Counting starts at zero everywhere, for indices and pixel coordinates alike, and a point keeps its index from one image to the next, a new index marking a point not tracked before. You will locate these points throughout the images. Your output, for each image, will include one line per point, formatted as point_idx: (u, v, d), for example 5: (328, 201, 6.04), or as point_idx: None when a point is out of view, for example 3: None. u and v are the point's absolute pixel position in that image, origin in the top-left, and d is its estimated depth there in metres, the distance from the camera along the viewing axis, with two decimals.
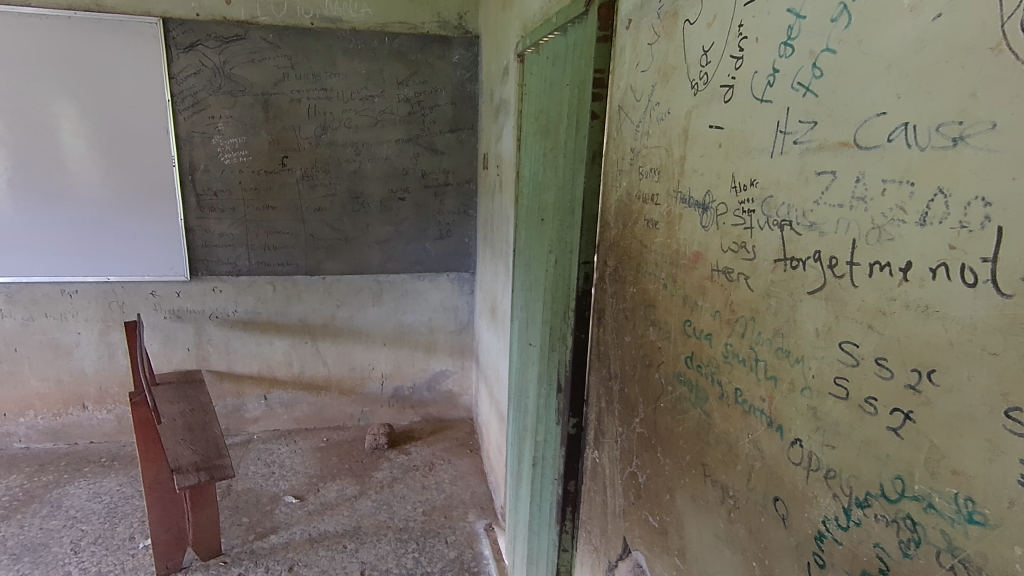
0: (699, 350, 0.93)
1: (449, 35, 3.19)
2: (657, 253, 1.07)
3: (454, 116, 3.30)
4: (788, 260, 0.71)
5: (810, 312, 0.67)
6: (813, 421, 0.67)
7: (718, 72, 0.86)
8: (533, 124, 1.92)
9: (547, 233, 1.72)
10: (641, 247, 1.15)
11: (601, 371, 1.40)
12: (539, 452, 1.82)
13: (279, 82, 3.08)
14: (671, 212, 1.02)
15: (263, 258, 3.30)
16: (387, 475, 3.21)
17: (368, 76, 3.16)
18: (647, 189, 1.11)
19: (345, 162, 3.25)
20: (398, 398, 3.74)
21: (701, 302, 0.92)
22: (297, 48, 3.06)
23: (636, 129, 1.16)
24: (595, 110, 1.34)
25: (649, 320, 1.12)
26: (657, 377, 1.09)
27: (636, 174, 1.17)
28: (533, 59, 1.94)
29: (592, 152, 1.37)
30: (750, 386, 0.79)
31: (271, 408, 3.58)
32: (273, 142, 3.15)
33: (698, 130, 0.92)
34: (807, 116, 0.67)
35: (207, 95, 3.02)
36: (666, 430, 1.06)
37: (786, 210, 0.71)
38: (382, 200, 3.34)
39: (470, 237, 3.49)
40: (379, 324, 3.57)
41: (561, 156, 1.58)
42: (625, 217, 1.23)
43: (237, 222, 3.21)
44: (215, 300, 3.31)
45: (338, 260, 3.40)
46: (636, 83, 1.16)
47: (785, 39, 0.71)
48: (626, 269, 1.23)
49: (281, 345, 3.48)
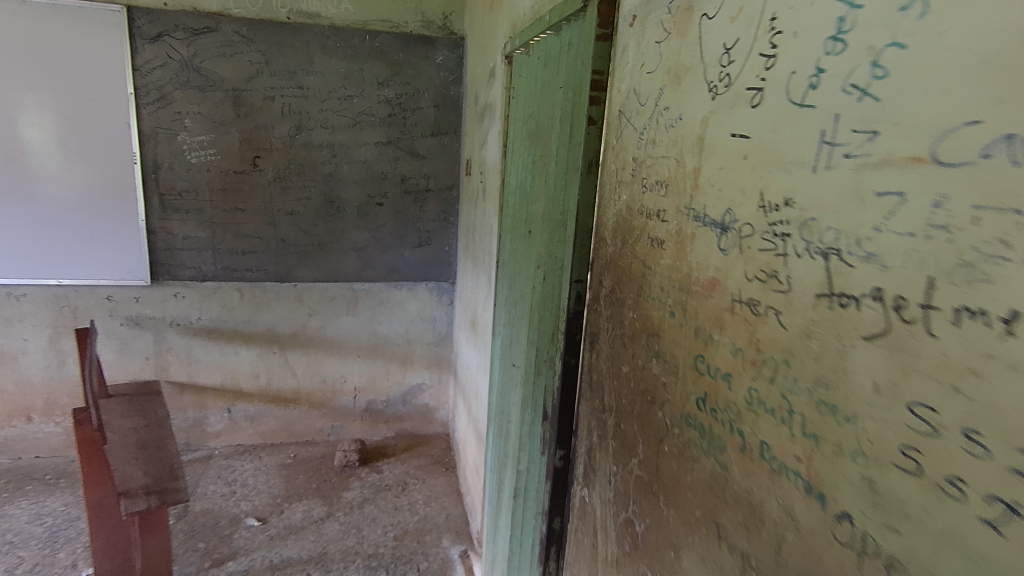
0: (714, 391, 0.81)
1: (433, 35, 3.06)
2: (663, 276, 0.96)
3: (437, 120, 3.16)
4: (835, 295, 0.59)
5: (866, 362, 0.55)
6: (870, 495, 0.55)
7: (744, 73, 0.74)
8: (521, 129, 1.81)
9: (535, 247, 1.60)
10: (645, 268, 1.03)
11: (592, 401, 1.28)
12: (520, 482, 1.69)
13: (252, 78, 2.92)
14: (680, 231, 0.90)
15: (230, 264, 3.12)
16: (357, 495, 3.05)
17: (347, 75, 3.01)
18: (652, 204, 1.00)
19: (320, 164, 3.09)
20: (371, 413, 3.57)
21: (719, 337, 0.80)
22: (273, 42, 2.90)
23: (640, 136, 1.04)
24: (592, 116, 1.23)
25: (651, 350, 1.00)
26: (661, 416, 0.97)
27: (639, 186, 1.05)
28: (522, 61, 1.83)
29: (588, 161, 1.25)
30: (782, 442, 0.67)
31: (235, 422, 3.40)
32: (243, 141, 2.98)
33: (716, 140, 0.80)
34: (864, 124, 0.56)
35: (173, 89, 2.84)
36: (671, 477, 0.94)
37: (833, 236, 0.59)
38: (359, 205, 3.19)
39: (450, 245, 3.35)
40: (352, 335, 3.41)
41: (552, 165, 1.47)
42: (624, 234, 1.11)
43: (203, 224, 3.04)
44: (177, 306, 3.13)
45: (311, 268, 3.23)
46: (639, 85, 1.05)
47: (833, 32, 0.60)
48: (625, 291, 1.11)
49: (248, 355, 3.31)
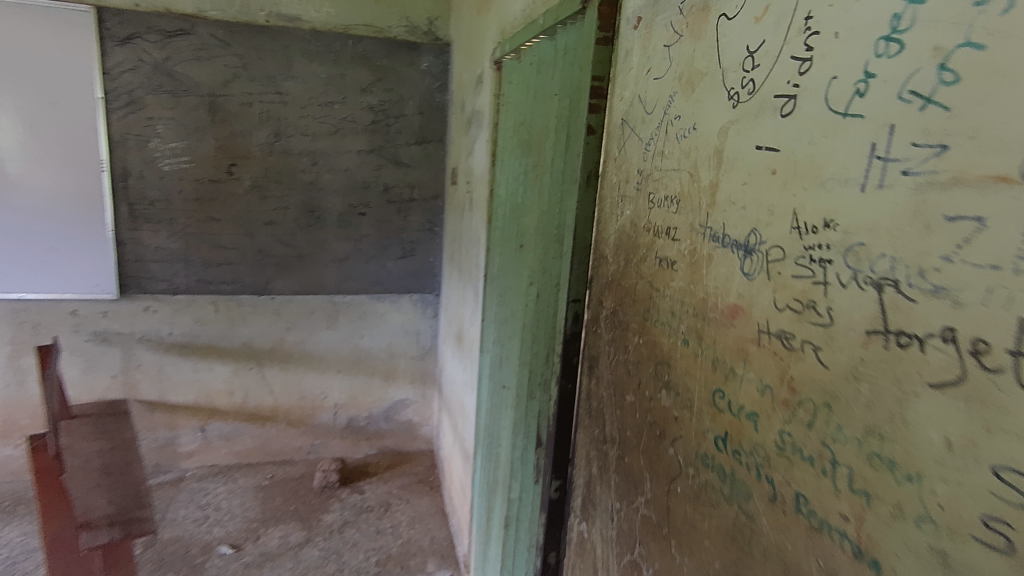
0: (736, 430, 0.73)
1: (418, 40, 2.98)
2: (674, 299, 0.88)
3: (422, 127, 3.07)
4: (891, 332, 0.51)
5: (935, 412, 0.47)
6: (941, 568, 0.47)
7: (771, 78, 0.67)
8: (511, 138, 1.73)
9: (528, 262, 1.52)
10: (652, 291, 0.95)
11: (591, 430, 1.20)
12: (512, 511, 1.60)
13: (229, 83, 2.80)
14: (695, 251, 0.82)
15: (204, 276, 2.99)
16: (337, 517, 2.92)
17: (328, 81, 2.91)
18: (660, 222, 0.92)
19: (300, 173, 2.97)
20: (352, 430, 3.45)
21: (743, 371, 0.72)
22: (251, 45, 2.79)
23: (646, 147, 0.97)
24: (591, 125, 1.15)
25: (660, 380, 0.92)
26: (672, 453, 0.89)
27: (645, 201, 0.97)
28: (513, 67, 1.76)
29: (587, 172, 1.18)
30: (822, 495, 0.59)
31: (209, 441, 3.26)
32: (219, 148, 2.85)
33: (738, 152, 0.73)
34: (928, 137, 0.48)
35: (145, 93, 2.71)
36: (684, 521, 0.85)
37: (888, 265, 0.52)
38: (341, 215, 3.08)
39: (435, 256, 3.26)
40: (333, 349, 3.29)
41: (547, 176, 1.39)
42: (627, 252, 1.04)
43: (175, 235, 2.90)
44: (147, 321, 2.99)
45: (290, 280, 3.11)
46: (646, 92, 0.97)
47: (887, 32, 0.52)
48: (629, 314, 1.03)
49: (222, 371, 3.17)
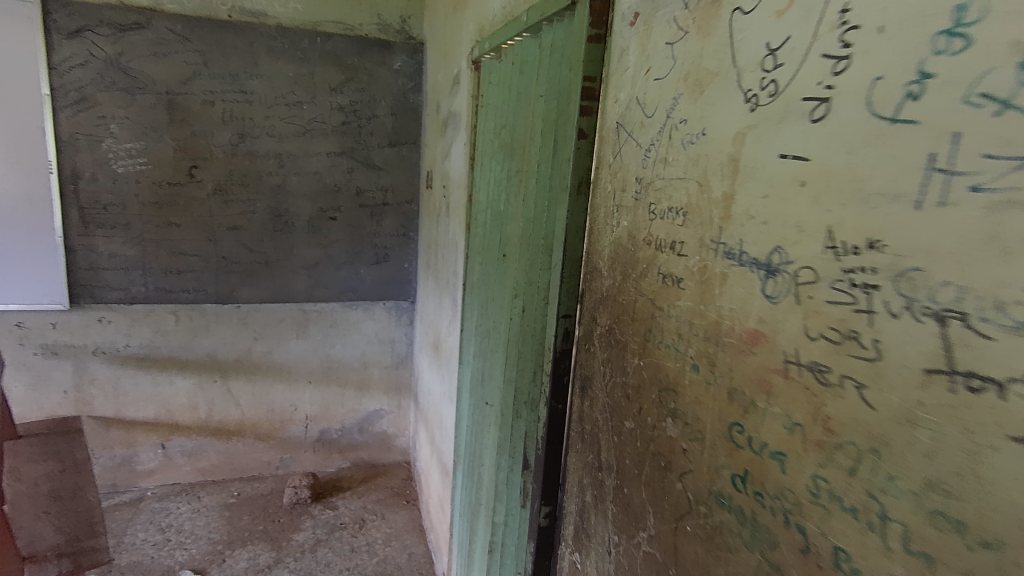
0: (758, 470, 0.66)
1: (391, 39, 2.86)
2: (680, 320, 0.80)
3: (395, 129, 2.96)
4: (958, 374, 0.45)
5: (1019, 471, 0.41)
6: None
7: (798, 78, 0.60)
8: (492, 141, 1.65)
9: (512, 273, 1.44)
10: (654, 310, 0.87)
11: (584, 454, 1.12)
12: (497, 536, 1.51)
13: (188, 80, 2.64)
14: (706, 270, 0.75)
15: (163, 285, 2.82)
16: (309, 537, 2.77)
17: (296, 80, 2.77)
18: (663, 235, 0.84)
19: (266, 175, 2.83)
20: (324, 443, 3.31)
21: (766, 405, 0.65)
22: (212, 41, 2.64)
23: (646, 153, 0.89)
24: (583, 128, 1.08)
25: (665, 407, 0.84)
26: (679, 488, 0.81)
27: (645, 212, 0.90)
28: (493, 67, 1.67)
29: (579, 179, 1.10)
30: (871, 553, 0.52)
31: (170, 459, 3.08)
32: (179, 149, 2.69)
33: (758, 161, 0.65)
34: (1007, 147, 0.41)
35: (96, 91, 2.54)
36: (694, 564, 0.78)
37: (954, 296, 0.45)
38: (310, 219, 2.94)
39: (409, 262, 3.15)
40: (303, 359, 3.15)
41: (532, 182, 1.31)
42: (625, 266, 0.96)
43: (131, 241, 2.73)
44: (101, 333, 2.80)
45: (256, 288, 2.95)
46: (645, 94, 0.89)
47: (949, 26, 0.45)
48: (628, 333, 0.95)
49: (184, 385, 3.01)
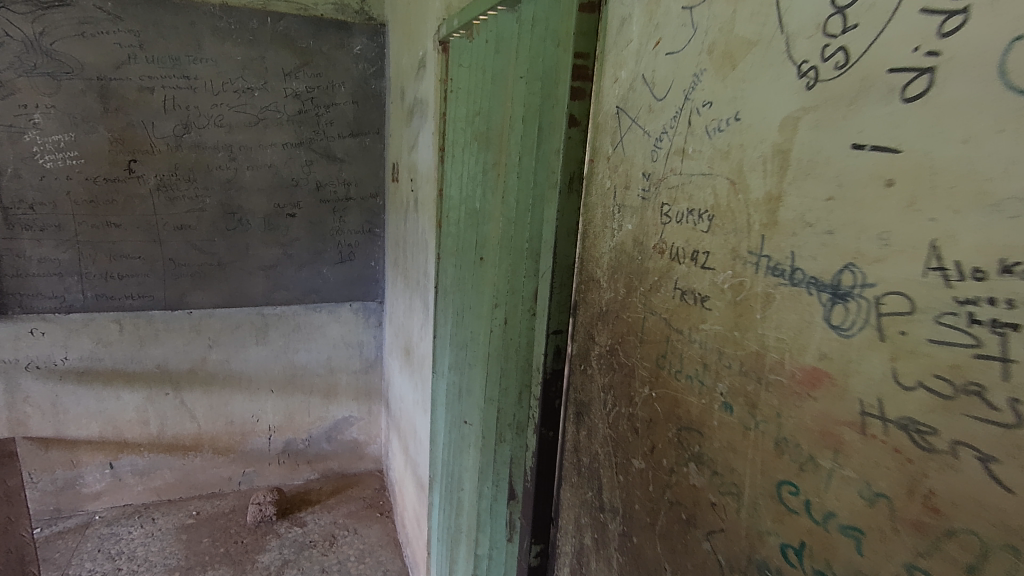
0: (821, 543, 0.52)
1: (349, 20, 2.65)
2: (706, 346, 0.66)
3: (357, 118, 2.75)
4: None
5: None
6: None
7: (883, 42, 0.46)
8: (464, 130, 1.48)
9: (490, 279, 1.29)
10: (669, 332, 0.73)
11: (582, 491, 0.97)
12: (480, 570, 1.36)
13: (122, 65, 2.38)
14: (740, 288, 0.60)
15: (104, 291, 2.56)
16: (275, 558, 2.58)
17: (245, 64, 2.53)
18: (681, 243, 0.70)
19: (215, 169, 2.59)
20: (290, 454, 3.11)
21: (832, 465, 0.51)
22: (147, 20, 2.37)
23: (657, 142, 0.74)
24: (574, 115, 0.93)
25: (685, 448, 0.70)
26: (706, 547, 0.67)
27: (656, 213, 0.75)
28: (462, 47, 1.50)
29: (570, 174, 0.95)
30: None
31: (120, 479, 2.84)
32: (114, 142, 2.43)
33: (817, 154, 0.51)
34: None
35: (16, 76, 2.27)
36: None
37: None
38: (267, 216, 2.71)
39: (376, 260, 2.95)
40: (264, 367, 2.93)
41: (513, 177, 1.16)
42: (630, 277, 0.81)
43: (64, 244, 2.47)
44: (34, 346, 2.55)
45: (209, 292, 2.72)
46: (654, 71, 0.75)
47: None
48: (635, 356, 0.81)
49: (132, 399, 2.76)
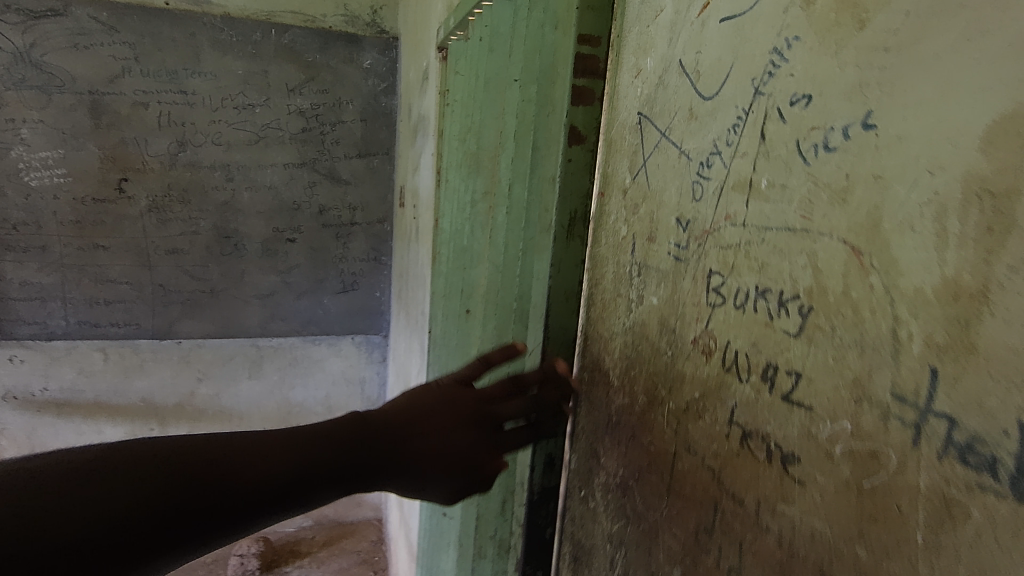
0: None
1: (360, 33, 2.39)
2: (797, 553, 0.35)
3: (365, 137, 2.48)
4: None
5: None
6: None
7: None
8: (456, 151, 1.21)
9: (475, 339, 1.00)
10: (719, 493, 0.42)
11: None
12: None
13: (117, 78, 2.16)
14: (873, 469, 0.30)
15: (88, 317, 2.35)
16: None
17: (247, 79, 2.29)
18: (744, 346, 0.39)
19: (212, 191, 2.35)
20: None
21: None
22: (143, 31, 2.15)
23: (703, 168, 0.44)
24: (577, 127, 0.64)
25: None
26: None
27: (699, 286, 0.45)
28: (458, 51, 1.24)
29: (570, 211, 0.65)
30: None
31: None
32: (105, 159, 2.22)
33: None
34: None
35: (3, 89, 2.08)
36: None
37: None
38: (265, 241, 2.46)
39: (382, 290, 2.68)
40: (256, 404, 2.66)
41: (502, 210, 0.87)
42: (654, 383, 0.51)
43: (48, 267, 2.27)
44: (13, 374, 2.35)
45: (199, 321, 2.47)
46: (700, 52, 0.45)
47: None
48: (660, 511, 0.50)
49: (114, 433, 2.55)
